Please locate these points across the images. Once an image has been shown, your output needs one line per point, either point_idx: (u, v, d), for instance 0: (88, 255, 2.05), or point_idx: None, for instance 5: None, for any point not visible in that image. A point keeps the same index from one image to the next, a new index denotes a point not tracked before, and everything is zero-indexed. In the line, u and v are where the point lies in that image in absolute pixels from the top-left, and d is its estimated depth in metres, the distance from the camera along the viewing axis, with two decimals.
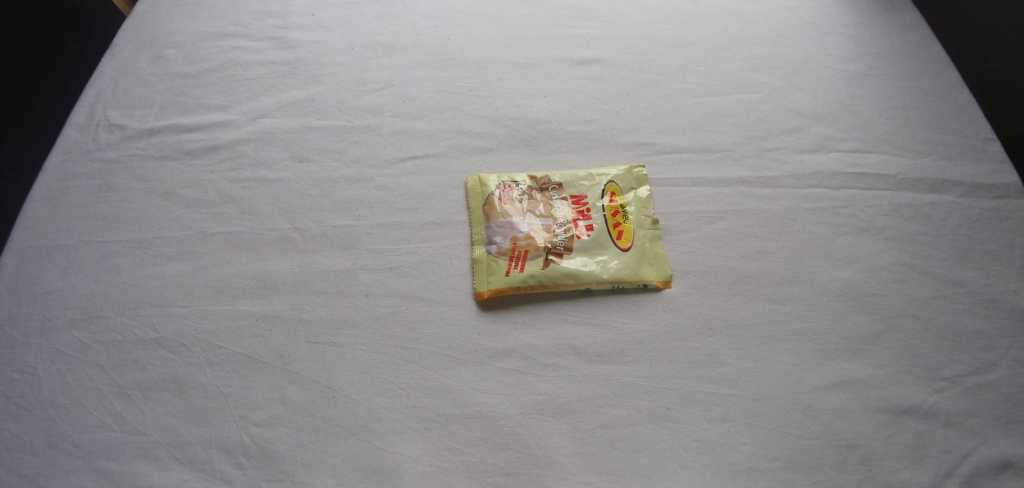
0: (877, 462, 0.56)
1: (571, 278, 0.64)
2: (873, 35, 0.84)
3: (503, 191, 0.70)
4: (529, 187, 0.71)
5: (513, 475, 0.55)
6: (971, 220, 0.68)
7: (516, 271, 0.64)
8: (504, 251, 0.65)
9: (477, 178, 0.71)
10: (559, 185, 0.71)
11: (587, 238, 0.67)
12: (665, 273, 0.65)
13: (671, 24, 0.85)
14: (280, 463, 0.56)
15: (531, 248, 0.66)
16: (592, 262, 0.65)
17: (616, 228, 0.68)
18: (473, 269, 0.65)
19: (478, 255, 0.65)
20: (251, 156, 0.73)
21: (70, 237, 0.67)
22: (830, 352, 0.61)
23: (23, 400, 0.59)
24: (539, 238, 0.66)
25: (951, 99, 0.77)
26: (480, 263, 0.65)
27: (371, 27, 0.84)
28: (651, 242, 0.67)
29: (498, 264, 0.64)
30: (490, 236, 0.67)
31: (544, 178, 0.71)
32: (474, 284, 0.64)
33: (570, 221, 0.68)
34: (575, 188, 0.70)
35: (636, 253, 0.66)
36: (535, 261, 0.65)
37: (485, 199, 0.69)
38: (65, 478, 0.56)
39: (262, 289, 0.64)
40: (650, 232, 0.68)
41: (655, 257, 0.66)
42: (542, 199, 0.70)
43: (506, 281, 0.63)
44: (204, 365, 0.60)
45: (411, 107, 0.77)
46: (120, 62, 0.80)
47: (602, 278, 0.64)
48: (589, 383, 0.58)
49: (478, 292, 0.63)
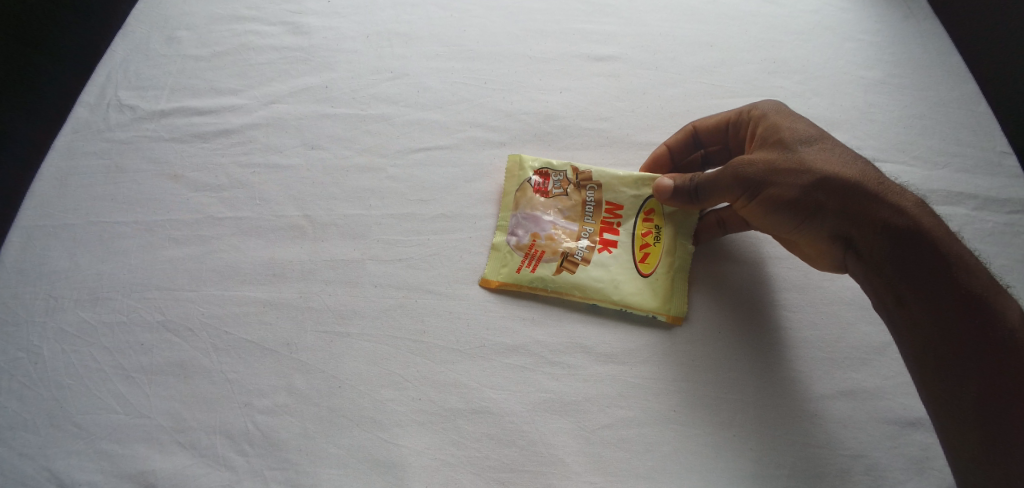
0: (883, 473, 0.56)
1: (579, 291, 0.62)
2: (893, 43, 0.83)
3: (540, 180, 0.69)
4: (568, 180, 0.68)
5: (517, 472, 0.54)
6: (983, 234, 0.68)
7: (527, 270, 0.63)
8: (521, 246, 0.65)
9: (518, 161, 0.70)
10: (598, 184, 0.67)
11: (607, 256, 0.64)
12: (679, 310, 0.62)
13: (689, 24, 0.84)
14: (284, 451, 0.55)
15: (547, 250, 0.64)
16: (608, 279, 0.63)
17: (641, 249, 0.64)
18: (487, 255, 0.65)
19: (495, 241, 0.65)
20: (263, 142, 0.72)
21: (77, 217, 0.67)
22: (839, 361, 0.60)
23: (27, 379, 0.58)
24: (559, 240, 0.65)
25: (968, 110, 0.77)
26: (496, 251, 0.65)
27: (385, 16, 0.83)
28: (673, 274, 0.64)
29: (512, 257, 0.64)
30: (514, 226, 0.66)
31: (586, 174, 0.68)
32: (485, 271, 0.64)
33: (595, 233, 0.65)
34: (612, 192, 0.67)
35: (655, 283, 0.63)
36: (549, 264, 0.63)
37: (519, 187, 0.68)
38: (67, 459, 0.55)
39: (270, 275, 0.63)
40: (676, 262, 0.64)
41: (673, 290, 0.63)
42: (575, 198, 0.67)
43: (515, 277, 0.63)
44: (209, 351, 0.60)
45: (425, 98, 0.76)
46: (131, 43, 0.79)
47: (612, 299, 0.62)
48: (597, 383, 0.58)
49: (487, 280, 0.63)
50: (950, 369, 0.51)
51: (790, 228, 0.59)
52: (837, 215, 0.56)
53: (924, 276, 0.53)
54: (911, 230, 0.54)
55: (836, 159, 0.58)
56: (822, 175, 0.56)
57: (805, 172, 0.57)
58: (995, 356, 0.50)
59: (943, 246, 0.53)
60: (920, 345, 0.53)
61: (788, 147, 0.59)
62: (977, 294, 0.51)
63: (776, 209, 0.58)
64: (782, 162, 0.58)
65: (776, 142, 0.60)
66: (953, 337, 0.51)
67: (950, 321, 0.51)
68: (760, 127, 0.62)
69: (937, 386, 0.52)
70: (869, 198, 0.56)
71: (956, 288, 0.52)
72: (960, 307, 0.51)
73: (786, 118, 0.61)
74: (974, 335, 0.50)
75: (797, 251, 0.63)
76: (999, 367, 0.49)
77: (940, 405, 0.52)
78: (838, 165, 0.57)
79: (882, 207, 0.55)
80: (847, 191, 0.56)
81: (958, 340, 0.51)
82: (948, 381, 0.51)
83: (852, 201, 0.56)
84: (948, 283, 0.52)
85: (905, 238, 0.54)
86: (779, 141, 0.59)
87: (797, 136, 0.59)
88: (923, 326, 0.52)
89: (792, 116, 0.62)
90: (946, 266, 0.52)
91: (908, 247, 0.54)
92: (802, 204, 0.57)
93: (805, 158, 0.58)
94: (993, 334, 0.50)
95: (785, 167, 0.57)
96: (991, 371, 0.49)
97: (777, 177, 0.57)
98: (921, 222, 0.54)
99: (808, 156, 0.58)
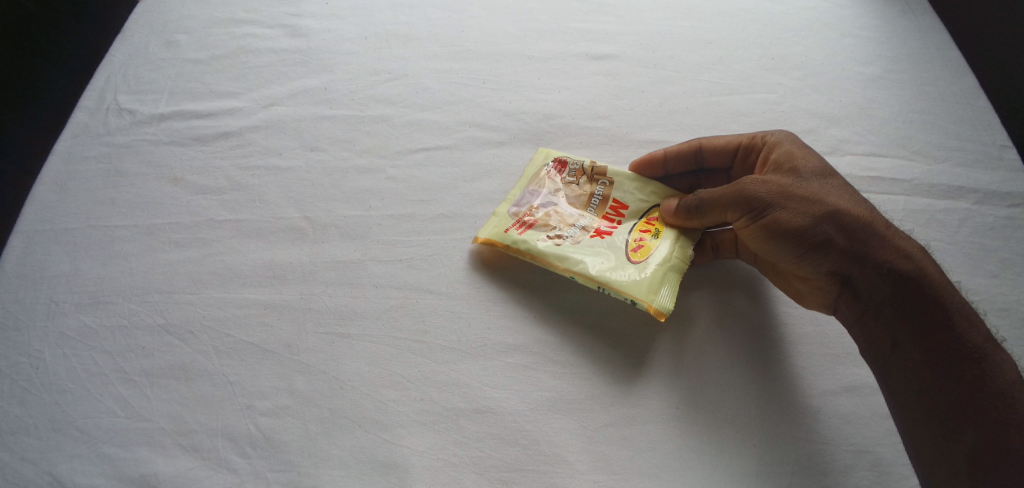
0: (890, 469, 0.54)
1: (561, 262, 0.62)
2: (890, 39, 0.83)
3: (560, 165, 0.70)
4: (584, 169, 0.69)
5: (521, 471, 0.53)
6: (985, 228, 0.67)
7: (515, 232, 0.64)
8: (518, 214, 0.67)
9: (544, 152, 0.72)
10: (610, 181, 0.68)
11: (597, 241, 0.63)
12: (661, 303, 0.58)
13: (686, 22, 0.84)
14: (285, 453, 0.54)
15: (540, 222, 0.66)
16: (593, 260, 0.61)
17: (636, 239, 0.63)
18: (488, 218, 0.67)
19: (497, 209, 0.68)
20: (262, 144, 0.73)
21: (78, 221, 0.67)
22: (841, 357, 0.60)
23: (28, 384, 0.58)
24: (554, 217, 0.66)
25: (967, 104, 0.76)
26: (495, 216, 0.67)
27: (383, 18, 0.84)
28: (662, 265, 0.60)
29: (507, 222, 0.66)
30: (519, 198, 0.68)
31: (602, 169, 0.68)
32: (477, 231, 0.66)
33: (593, 222, 0.65)
34: (620, 191, 0.67)
35: (643, 271, 0.60)
36: (537, 234, 0.64)
37: (536, 171, 0.70)
38: (69, 463, 0.55)
39: (270, 278, 0.63)
40: (668, 256, 0.60)
41: (659, 282, 0.59)
42: (585, 188, 0.68)
43: (502, 236, 0.64)
44: (210, 353, 0.59)
45: (424, 99, 0.76)
46: (131, 48, 0.80)
47: (590, 275, 0.60)
48: (597, 381, 0.57)
49: (476, 238, 0.65)
50: (942, 400, 0.51)
51: (790, 259, 0.58)
52: (842, 250, 0.56)
53: (923, 325, 0.53)
54: (918, 276, 0.54)
55: (847, 197, 0.58)
56: (833, 209, 0.57)
57: (817, 203, 0.57)
58: (994, 414, 0.49)
59: (949, 296, 0.54)
60: (914, 393, 0.52)
61: (800, 178, 0.59)
62: (979, 350, 0.51)
63: (781, 236, 0.57)
64: (795, 188, 0.58)
65: (788, 170, 0.61)
66: (949, 390, 0.51)
67: (948, 376, 0.51)
68: (775, 153, 0.62)
69: (934, 433, 0.51)
70: (871, 239, 0.56)
71: (958, 344, 0.51)
72: (959, 363, 0.51)
73: (800, 149, 0.62)
74: (971, 391, 0.50)
75: (785, 286, 0.62)
76: (992, 416, 0.49)
77: (935, 453, 0.50)
78: (846, 202, 0.58)
79: (888, 249, 0.56)
80: (855, 229, 0.56)
81: (954, 393, 0.50)
82: (948, 432, 0.50)
83: (860, 239, 0.56)
84: (949, 339, 0.52)
85: (911, 284, 0.54)
86: (794, 170, 0.60)
87: (811, 170, 0.60)
88: (921, 375, 0.52)
89: (805, 150, 0.62)
90: (948, 317, 0.52)
91: (911, 293, 0.54)
92: (810, 234, 0.56)
93: (818, 191, 0.58)
94: (991, 391, 0.50)
95: (798, 194, 0.57)
96: (987, 428, 0.49)
97: (789, 202, 0.57)
98: (926, 270, 0.55)
99: (818, 190, 0.58)
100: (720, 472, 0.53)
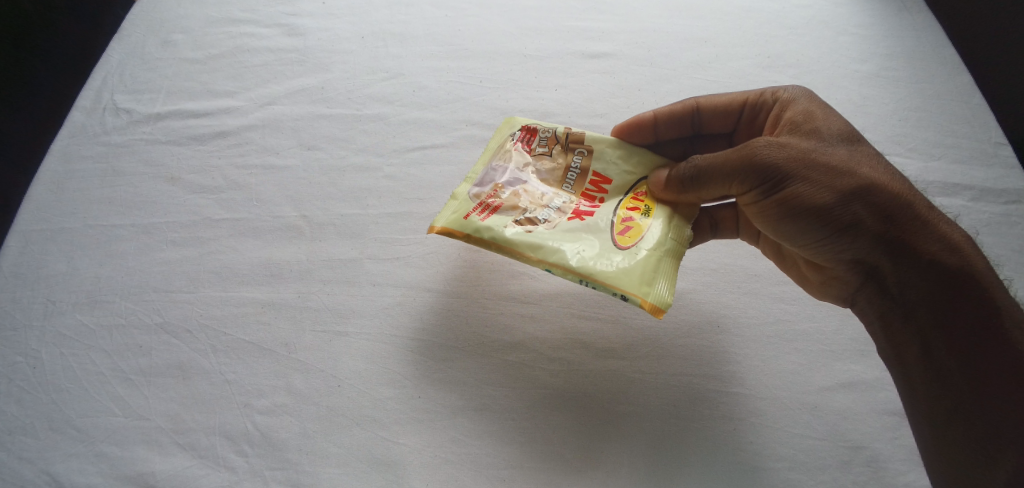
0: (884, 465, 0.54)
1: (535, 252, 0.54)
2: (886, 37, 0.83)
3: (527, 136, 0.65)
4: (556, 139, 0.64)
5: (518, 468, 0.53)
6: (981, 225, 0.67)
7: (477, 217, 0.57)
8: (480, 195, 0.60)
9: (510, 121, 0.67)
10: (588, 149, 0.63)
11: (577, 222, 0.57)
12: (656, 297, 0.52)
13: (683, 20, 0.85)
14: (283, 451, 0.54)
15: (507, 204, 0.59)
16: (575, 246, 0.55)
17: (623, 219, 0.58)
18: (445, 203, 0.60)
19: (457, 191, 0.61)
20: (259, 143, 0.73)
21: (76, 221, 0.67)
22: (837, 353, 0.60)
23: (25, 383, 0.58)
24: (525, 198, 0.60)
25: (963, 102, 0.77)
26: (454, 200, 0.60)
27: (380, 16, 0.84)
28: (655, 251, 0.55)
29: (466, 205, 0.59)
30: (482, 177, 0.62)
31: (577, 136, 0.64)
32: (432, 220, 0.58)
33: (571, 201, 0.60)
34: (601, 162, 0.63)
35: (633, 260, 0.54)
36: (504, 217, 0.57)
37: (502, 143, 0.66)
38: (66, 462, 0.55)
39: (267, 276, 0.63)
40: (660, 241, 0.56)
41: (653, 273, 0.53)
42: (559, 161, 0.63)
43: (461, 223, 0.57)
44: (207, 352, 0.59)
45: (421, 97, 0.76)
46: (129, 48, 0.80)
47: (570, 267, 0.53)
48: (595, 378, 0.58)
49: (432, 227, 0.57)
50: (954, 384, 0.51)
51: (812, 238, 0.56)
52: (868, 229, 0.53)
53: (958, 327, 0.51)
54: (953, 261, 0.52)
55: (874, 167, 0.55)
56: (862, 182, 0.54)
57: (844, 175, 0.54)
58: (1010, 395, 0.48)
59: (991, 286, 0.51)
60: (934, 397, 0.52)
61: (821, 142, 0.57)
62: (1005, 339, 0.49)
63: (802, 211, 0.54)
64: (816, 157, 0.54)
65: (807, 133, 0.58)
66: (975, 388, 0.50)
67: (986, 390, 0.49)
68: (791, 112, 0.61)
69: (946, 417, 0.51)
70: (900, 214, 0.53)
71: (1006, 358, 0.49)
72: (1005, 379, 0.49)
73: (820, 111, 0.60)
74: (986, 372, 0.50)
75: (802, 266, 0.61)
76: (1007, 398, 0.48)
77: (946, 437, 0.51)
78: (872, 172, 0.55)
79: (915, 225, 0.53)
80: (886, 206, 0.53)
81: (985, 403, 0.49)
82: (959, 415, 0.51)
83: (892, 216, 0.53)
84: (991, 349, 0.50)
85: (947, 272, 0.52)
86: (814, 133, 0.58)
87: (834, 134, 0.57)
88: (947, 380, 0.51)
89: (826, 113, 0.59)
90: (974, 298, 0.51)
91: (947, 283, 0.52)
92: (836, 212, 0.53)
93: (843, 160, 0.55)
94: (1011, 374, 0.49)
95: (821, 165, 0.54)
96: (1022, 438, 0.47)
97: (809, 175, 0.54)
98: (962, 251, 0.52)
99: (843, 159, 0.55)
100: (727, 470, 0.54)
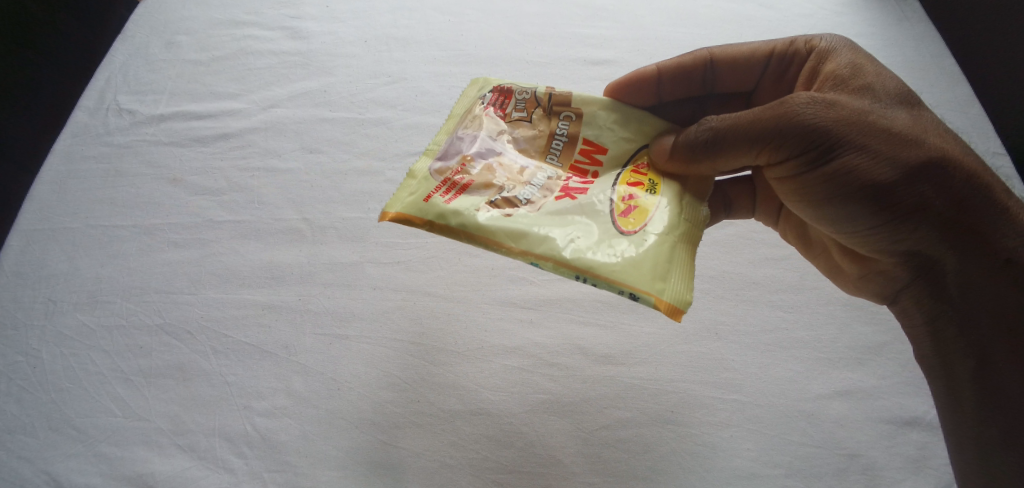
0: (878, 473, 0.54)
1: (517, 243, 0.50)
2: (886, 46, 0.84)
3: (499, 98, 0.61)
4: (533, 102, 0.60)
5: (515, 473, 0.54)
6: None
7: (440, 200, 0.53)
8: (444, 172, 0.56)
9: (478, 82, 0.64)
10: (575, 113, 0.59)
11: (569, 203, 0.53)
12: (672, 294, 0.48)
13: (684, 27, 0.85)
14: (282, 453, 0.55)
15: (477, 181, 0.55)
16: (570, 236, 0.50)
17: (624, 199, 0.53)
18: (403, 183, 0.56)
19: (416, 166, 0.56)
20: (260, 146, 0.73)
21: (77, 221, 0.67)
22: (834, 361, 0.60)
23: (26, 383, 0.59)
24: (503, 173, 0.56)
25: (961, 112, 0.77)
26: (414, 179, 0.55)
27: (383, 20, 0.84)
28: (665, 240, 0.51)
29: (428, 185, 0.55)
30: (448, 150, 0.58)
31: (561, 99, 0.59)
32: (387, 203, 0.54)
33: (558, 174, 0.57)
34: (592, 128, 0.59)
35: (640, 250, 0.49)
36: (477, 197, 0.54)
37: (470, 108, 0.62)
38: (65, 462, 0.55)
39: (268, 278, 0.64)
40: (669, 228, 0.52)
41: (665, 268, 0.49)
42: (541, 128, 0.59)
43: (422, 208, 0.53)
44: (207, 354, 0.60)
45: (424, 102, 0.77)
46: (133, 48, 0.80)
47: (564, 259, 0.49)
48: (592, 384, 0.58)
49: (385, 213, 0.53)
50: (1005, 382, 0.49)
51: (867, 219, 0.52)
52: (935, 212, 0.49)
53: None
54: None
55: (939, 135, 0.51)
56: (930, 157, 0.49)
57: (909, 149, 0.49)
58: None
59: None
60: (982, 398, 0.50)
61: (876, 103, 0.52)
62: None
63: (858, 187, 0.50)
64: (877, 125, 0.50)
65: (859, 92, 0.54)
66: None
67: None
68: (834, 66, 0.58)
69: (992, 415, 0.49)
70: (971, 198, 0.49)
71: None
72: None
73: (871, 71, 0.56)
74: None
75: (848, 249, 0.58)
76: None
77: (986, 436, 0.50)
78: (940, 145, 0.50)
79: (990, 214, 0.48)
80: (958, 188, 0.49)
81: None
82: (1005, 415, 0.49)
83: (963, 198, 0.49)
84: None
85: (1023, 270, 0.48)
86: (866, 93, 0.54)
87: (888, 95, 0.53)
88: (1001, 390, 0.49)
89: (880, 74, 0.55)
90: None
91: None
92: (898, 192, 0.49)
93: (908, 131, 0.50)
94: None
95: (883, 135, 0.50)
96: None
97: (868, 146, 0.49)
98: None
99: (907, 127, 0.50)
100: (723, 477, 0.54)
